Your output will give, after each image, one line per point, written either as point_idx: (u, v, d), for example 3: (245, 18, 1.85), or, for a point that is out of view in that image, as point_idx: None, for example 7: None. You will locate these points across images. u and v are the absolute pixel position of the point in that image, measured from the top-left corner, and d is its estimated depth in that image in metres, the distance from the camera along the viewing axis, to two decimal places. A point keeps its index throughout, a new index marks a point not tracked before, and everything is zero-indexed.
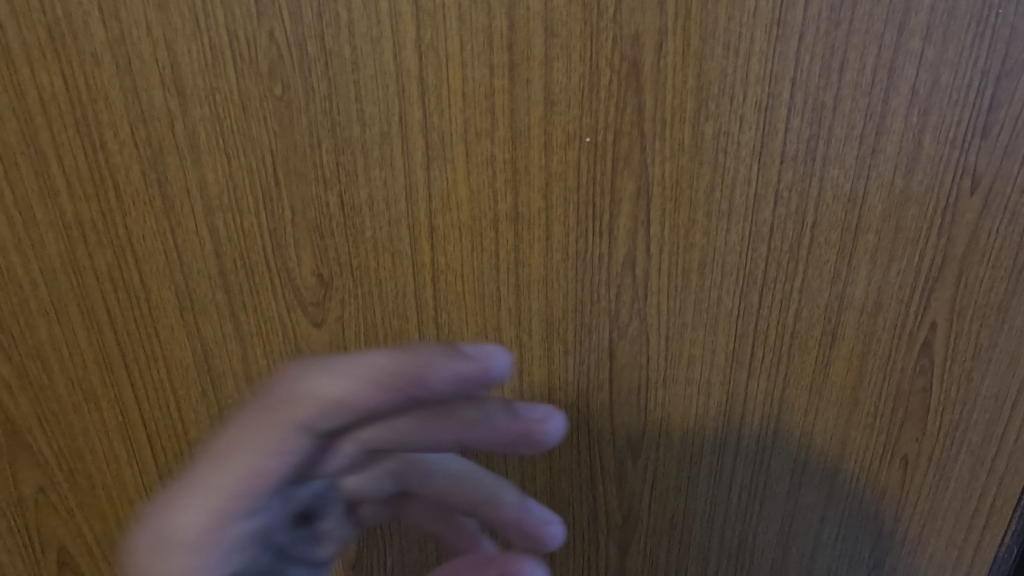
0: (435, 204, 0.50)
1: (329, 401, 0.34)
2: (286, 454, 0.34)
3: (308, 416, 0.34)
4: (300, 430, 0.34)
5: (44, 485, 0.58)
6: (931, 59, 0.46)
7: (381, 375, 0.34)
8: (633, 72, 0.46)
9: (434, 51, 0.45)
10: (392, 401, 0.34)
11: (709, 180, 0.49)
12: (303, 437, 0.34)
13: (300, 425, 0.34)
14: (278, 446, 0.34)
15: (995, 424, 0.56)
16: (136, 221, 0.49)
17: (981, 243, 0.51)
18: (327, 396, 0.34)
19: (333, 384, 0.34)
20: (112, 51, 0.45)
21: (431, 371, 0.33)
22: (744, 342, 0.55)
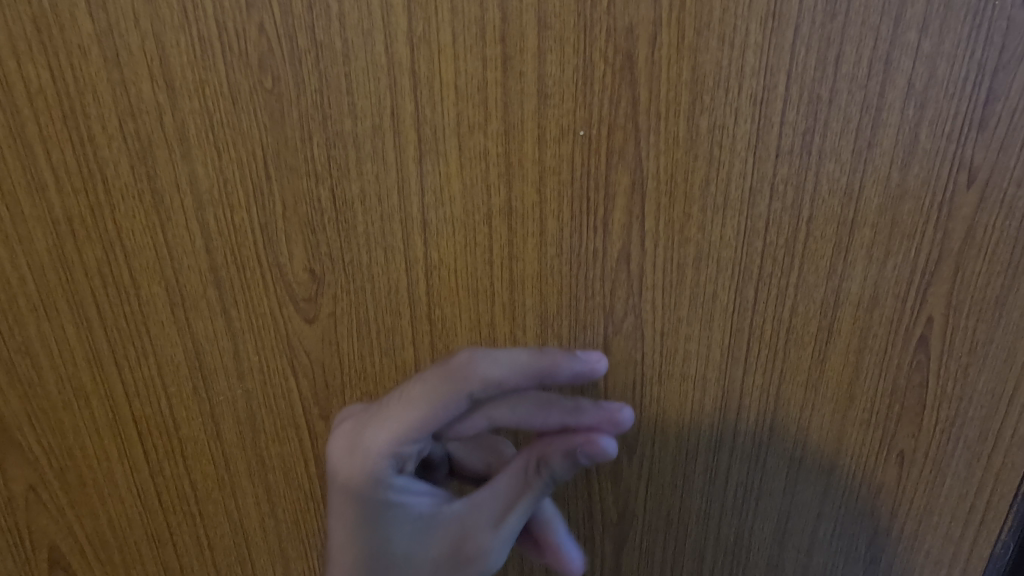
0: (427, 199, 0.49)
1: (491, 381, 0.43)
2: (435, 416, 0.43)
3: (475, 389, 0.43)
4: (467, 400, 0.43)
5: (34, 483, 0.57)
6: (927, 52, 0.45)
7: (527, 362, 0.44)
8: (627, 65, 0.46)
9: (425, 43, 0.45)
10: (529, 386, 0.44)
11: (704, 174, 0.49)
12: (466, 405, 0.43)
13: (467, 396, 0.43)
14: (438, 405, 0.42)
15: (991, 419, 0.56)
16: (125, 216, 0.49)
17: (977, 238, 0.50)
18: (486, 377, 0.43)
19: (490, 367, 0.43)
20: (99, 44, 0.44)
21: (556, 364, 0.44)
22: (739, 337, 0.54)
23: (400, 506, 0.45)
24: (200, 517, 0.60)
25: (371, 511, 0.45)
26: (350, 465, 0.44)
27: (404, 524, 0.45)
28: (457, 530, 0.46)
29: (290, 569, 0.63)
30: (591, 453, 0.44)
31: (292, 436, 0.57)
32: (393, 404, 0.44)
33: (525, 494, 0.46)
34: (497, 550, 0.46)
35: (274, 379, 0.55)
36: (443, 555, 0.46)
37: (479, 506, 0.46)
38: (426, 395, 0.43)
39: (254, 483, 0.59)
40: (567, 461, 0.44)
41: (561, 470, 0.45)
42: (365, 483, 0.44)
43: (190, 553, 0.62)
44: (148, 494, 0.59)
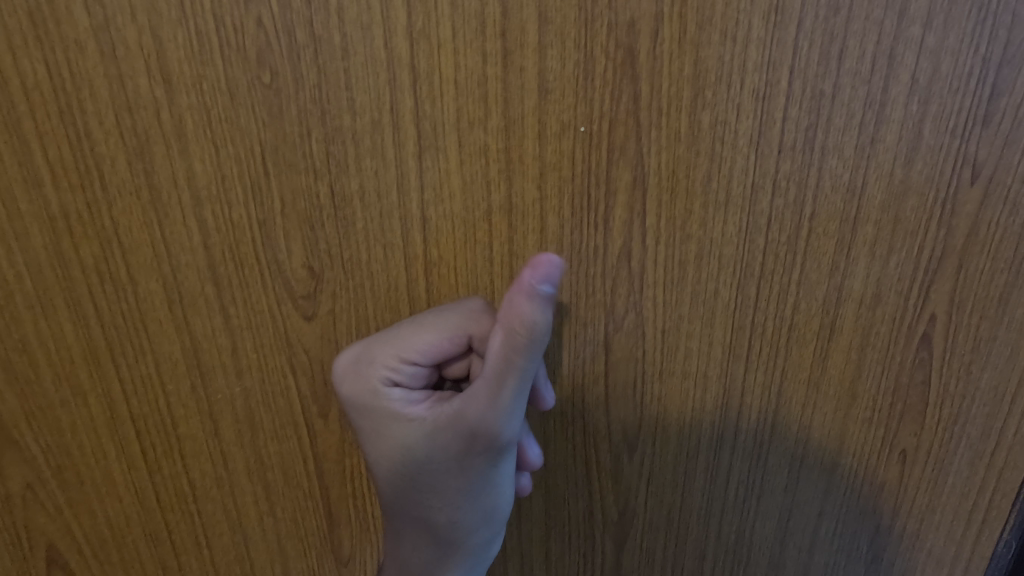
0: (427, 195, 0.49)
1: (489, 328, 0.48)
2: (435, 343, 0.48)
3: (475, 332, 0.48)
4: (467, 338, 0.48)
5: (32, 481, 0.57)
6: (931, 46, 0.45)
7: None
8: (629, 60, 0.45)
9: (425, 38, 0.45)
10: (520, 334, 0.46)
11: (706, 170, 0.49)
12: (465, 343, 0.49)
13: (468, 336, 0.48)
14: (438, 334, 0.48)
15: (994, 417, 0.56)
16: (122, 213, 0.49)
17: (981, 234, 0.50)
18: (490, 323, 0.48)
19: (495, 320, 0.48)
20: (96, 38, 0.44)
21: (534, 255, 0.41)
22: (741, 335, 0.54)
23: (407, 415, 0.48)
24: (198, 515, 0.60)
25: (383, 421, 0.48)
26: (355, 386, 0.49)
27: (413, 427, 0.47)
28: (460, 418, 0.44)
29: (289, 568, 0.63)
30: (551, 278, 0.38)
31: (291, 434, 0.57)
32: (398, 333, 0.49)
33: (511, 369, 0.41)
34: (503, 424, 0.43)
35: (273, 377, 0.54)
36: (457, 445, 0.45)
37: (475, 395, 0.43)
38: (431, 327, 0.48)
39: (252, 481, 0.59)
40: (535, 303, 0.39)
41: (536, 322, 0.39)
42: (371, 398, 0.49)
43: (188, 552, 0.61)
44: (146, 493, 0.58)
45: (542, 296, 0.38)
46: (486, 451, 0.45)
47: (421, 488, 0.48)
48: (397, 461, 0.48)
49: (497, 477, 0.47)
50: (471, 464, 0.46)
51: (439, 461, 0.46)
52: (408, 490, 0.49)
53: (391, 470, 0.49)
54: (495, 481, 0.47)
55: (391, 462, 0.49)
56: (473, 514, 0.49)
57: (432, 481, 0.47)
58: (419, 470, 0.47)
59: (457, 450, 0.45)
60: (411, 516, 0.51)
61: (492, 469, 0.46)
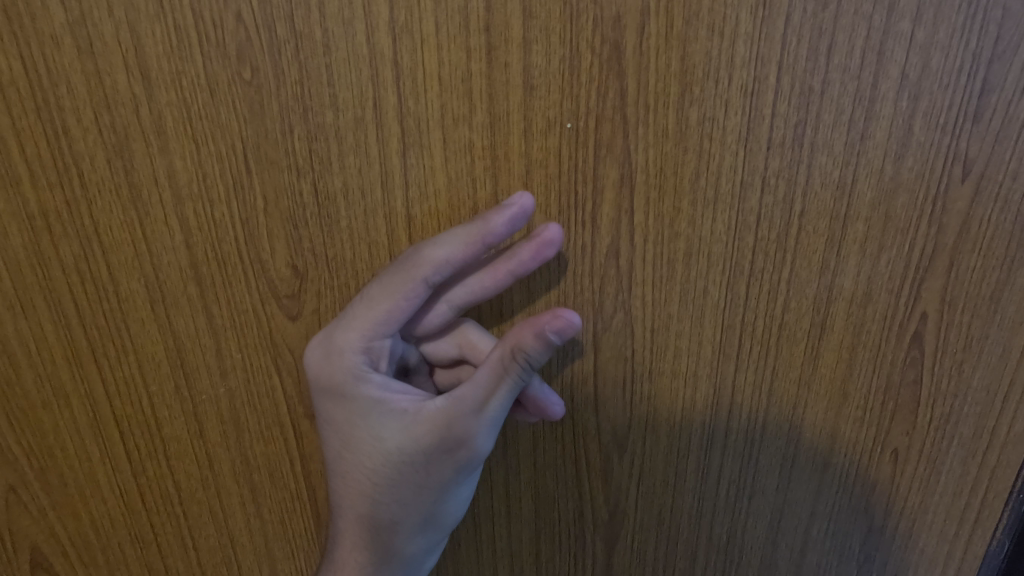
0: (412, 192, 0.48)
1: (440, 262, 0.46)
2: (399, 308, 0.47)
3: (428, 273, 0.46)
4: (423, 285, 0.46)
5: (14, 484, 0.56)
6: (921, 41, 0.44)
7: (466, 238, 0.45)
8: (615, 55, 0.45)
9: (408, 33, 0.44)
10: (477, 254, 0.45)
11: (694, 167, 0.48)
12: (424, 290, 0.47)
13: (423, 282, 0.46)
14: (397, 298, 0.47)
15: (986, 416, 0.55)
16: (102, 211, 0.48)
17: (972, 232, 0.49)
18: (437, 260, 0.46)
19: (434, 250, 0.46)
20: (72, 33, 0.43)
21: (488, 221, 0.45)
22: (731, 334, 0.53)
23: (381, 405, 0.48)
24: (184, 517, 0.59)
25: (356, 409, 0.48)
26: (328, 369, 0.48)
27: (388, 418, 0.47)
28: (442, 418, 0.46)
29: (276, 570, 0.62)
30: (559, 329, 0.43)
31: (277, 435, 0.56)
32: (358, 308, 0.48)
33: (505, 381, 0.45)
34: (484, 434, 0.46)
35: (258, 377, 0.54)
36: (431, 446, 0.47)
37: (463, 401, 0.46)
38: (385, 290, 0.47)
39: (239, 483, 0.58)
40: (540, 344, 0.43)
41: (537, 357, 0.44)
42: (346, 382, 0.48)
43: (174, 555, 0.61)
44: (131, 495, 0.58)
45: (548, 343, 0.43)
46: (461, 458, 0.47)
47: (381, 483, 0.48)
48: (362, 450, 0.48)
49: (457, 486, 0.49)
50: (439, 468, 0.47)
51: (407, 457, 0.47)
52: (364, 484, 0.49)
53: (353, 460, 0.49)
54: (454, 489, 0.49)
55: (356, 450, 0.48)
56: (421, 519, 0.50)
57: (392, 478, 0.48)
58: (382, 464, 0.48)
59: (430, 449, 0.47)
60: (360, 513, 0.50)
61: (458, 475, 0.48)
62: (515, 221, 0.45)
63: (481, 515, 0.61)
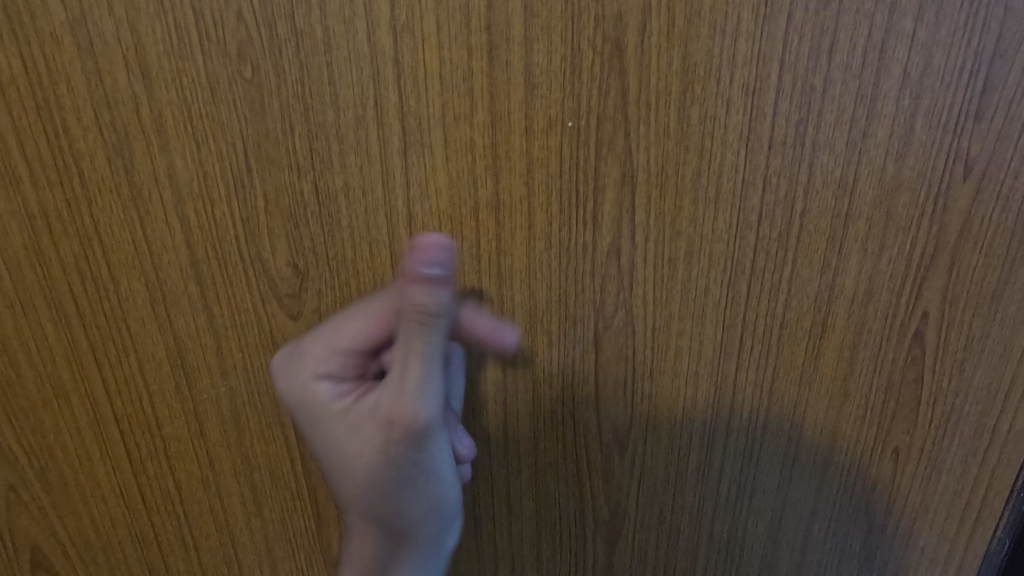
0: (412, 191, 0.48)
1: None
2: (368, 329, 0.47)
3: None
4: (397, 319, 0.48)
5: (14, 484, 0.56)
6: (923, 40, 0.44)
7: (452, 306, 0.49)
8: (616, 54, 0.45)
9: (409, 32, 0.44)
10: (456, 318, 0.49)
11: (696, 166, 0.48)
12: (398, 324, 0.48)
13: (398, 317, 0.48)
14: (368, 318, 0.47)
15: (987, 415, 0.55)
16: (102, 210, 0.48)
17: (973, 231, 0.49)
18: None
19: None
20: (72, 32, 0.43)
21: (471, 314, 0.49)
22: (733, 333, 0.53)
23: (336, 411, 0.47)
24: (184, 517, 0.59)
25: (317, 414, 0.47)
26: (288, 383, 0.48)
27: (340, 422, 0.46)
28: (383, 404, 0.44)
29: (277, 569, 0.62)
30: (426, 258, 0.41)
31: (278, 434, 0.56)
32: (332, 326, 0.48)
33: (415, 345, 0.43)
34: (422, 403, 0.43)
35: (259, 377, 0.54)
36: (387, 433, 0.44)
37: (394, 380, 0.44)
38: (359, 311, 0.48)
39: (239, 482, 0.58)
40: (426, 285, 0.42)
41: (434, 303, 0.42)
42: (301, 397, 0.47)
43: (175, 554, 0.61)
44: (131, 495, 0.58)
45: (430, 277, 0.42)
46: (415, 435, 0.44)
47: (362, 480, 0.46)
48: (331, 458, 0.47)
49: (434, 464, 0.46)
50: (402, 453, 0.44)
51: (371, 452, 0.45)
52: (347, 488, 0.47)
53: (329, 467, 0.48)
54: (433, 467, 0.46)
55: (326, 458, 0.47)
56: (415, 507, 0.47)
57: (366, 475, 0.46)
58: (352, 465, 0.46)
59: (386, 438, 0.44)
60: (358, 514, 0.49)
61: (427, 455, 0.45)
62: (490, 337, 0.49)
63: (482, 515, 0.61)
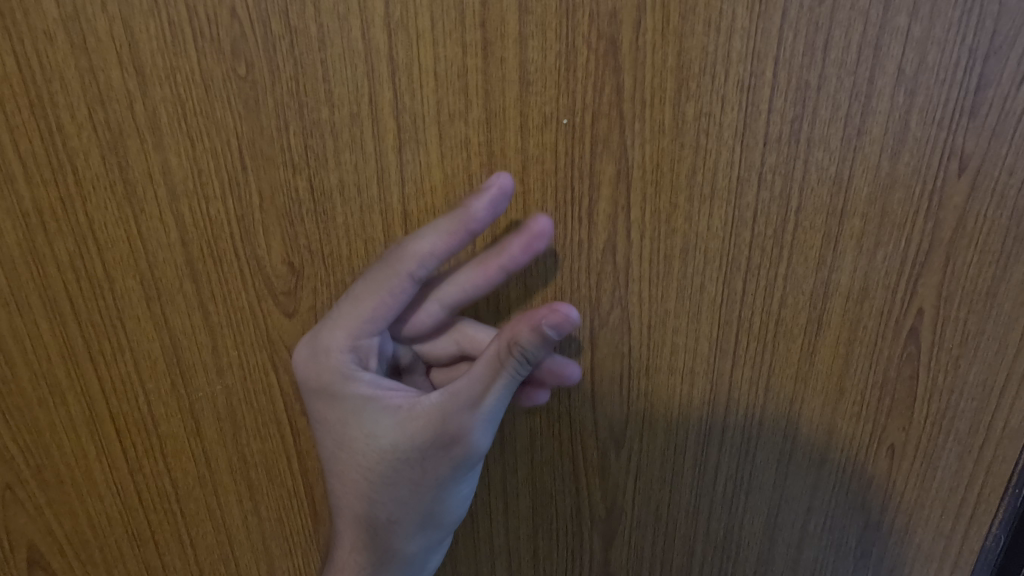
0: (408, 188, 0.48)
1: (424, 255, 0.45)
2: (384, 304, 0.47)
3: (413, 268, 0.46)
4: (409, 280, 0.46)
5: (10, 482, 0.56)
6: (917, 36, 0.44)
7: (448, 229, 0.45)
8: (611, 51, 0.45)
9: (404, 28, 0.44)
10: (463, 243, 0.45)
11: (691, 163, 0.48)
12: (410, 286, 0.47)
13: (408, 277, 0.46)
14: (382, 295, 0.47)
15: (982, 411, 0.55)
16: (97, 208, 0.48)
17: (968, 228, 0.49)
18: (422, 253, 0.45)
19: (419, 243, 0.45)
20: (65, 29, 0.43)
21: (468, 207, 0.45)
22: (728, 330, 0.54)
23: (374, 403, 0.47)
24: (181, 515, 0.59)
25: (348, 407, 0.48)
26: (319, 368, 0.48)
27: (381, 417, 0.47)
28: (438, 414, 0.46)
29: (274, 567, 0.62)
30: (557, 322, 0.42)
31: (274, 432, 0.56)
32: (344, 307, 0.48)
33: (502, 375, 0.44)
34: (482, 428, 0.46)
35: (255, 375, 0.54)
36: (428, 441, 0.46)
37: (460, 395, 0.46)
38: (369, 289, 0.47)
39: (236, 480, 0.58)
40: (536, 337, 0.42)
41: (534, 350, 0.43)
42: (339, 382, 0.48)
43: (172, 552, 0.61)
44: (128, 493, 0.58)
45: (544, 335, 0.42)
46: (458, 452, 0.46)
47: (377, 482, 0.48)
48: (351, 452, 0.48)
49: (456, 480, 0.48)
50: (435, 463, 0.47)
51: (404, 453, 0.47)
52: (361, 484, 0.49)
53: (350, 460, 0.49)
54: (453, 483, 0.48)
55: (351, 450, 0.48)
56: (420, 517, 0.49)
57: (390, 475, 0.48)
58: (379, 462, 0.47)
59: (427, 445, 0.46)
60: (356, 516, 0.51)
61: (450, 473, 0.47)
62: (496, 203, 0.45)
63: (479, 513, 0.61)
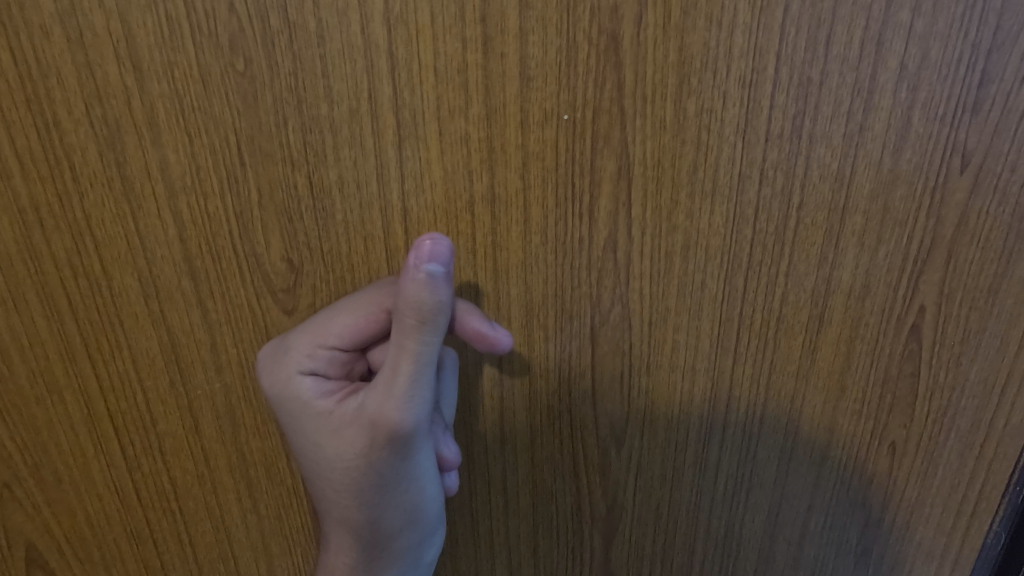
0: (407, 185, 0.48)
1: None
2: (356, 322, 0.47)
3: (394, 304, 0.47)
4: (388, 312, 0.47)
5: (8, 480, 0.56)
6: (920, 32, 0.44)
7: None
8: (612, 46, 0.44)
9: (403, 24, 0.43)
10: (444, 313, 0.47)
11: (692, 159, 0.48)
12: (386, 317, 0.48)
13: (387, 309, 0.47)
14: (359, 315, 0.47)
15: (984, 409, 0.55)
16: (95, 205, 0.47)
17: (970, 225, 0.49)
18: None
19: None
20: (62, 24, 0.42)
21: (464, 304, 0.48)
22: (729, 327, 0.53)
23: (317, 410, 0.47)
24: (180, 513, 0.59)
25: (296, 415, 0.47)
26: (270, 380, 0.48)
27: (326, 422, 0.46)
28: (369, 409, 0.44)
29: (273, 565, 0.62)
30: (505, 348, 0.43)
31: (273, 430, 0.56)
32: (319, 319, 0.48)
33: (408, 349, 0.43)
34: (412, 411, 0.44)
35: (253, 373, 0.53)
36: (365, 440, 0.45)
37: (381, 384, 0.44)
38: (349, 308, 0.48)
39: (235, 478, 0.58)
40: None
41: (433, 313, 0.42)
42: (286, 393, 0.47)
43: (171, 551, 0.61)
44: (126, 491, 0.57)
45: (428, 275, 0.42)
46: (400, 444, 0.44)
47: (337, 485, 0.47)
48: (309, 459, 0.48)
49: (416, 471, 0.47)
50: (384, 459, 0.45)
51: (353, 455, 0.45)
52: (328, 491, 0.48)
53: (310, 467, 0.48)
54: (413, 475, 0.47)
55: (309, 459, 0.48)
56: (392, 513, 0.48)
57: (347, 478, 0.46)
58: (334, 467, 0.46)
59: (368, 442, 0.45)
60: (335, 521, 0.50)
61: (399, 462, 0.46)
62: (482, 339, 0.48)
63: (479, 511, 0.61)
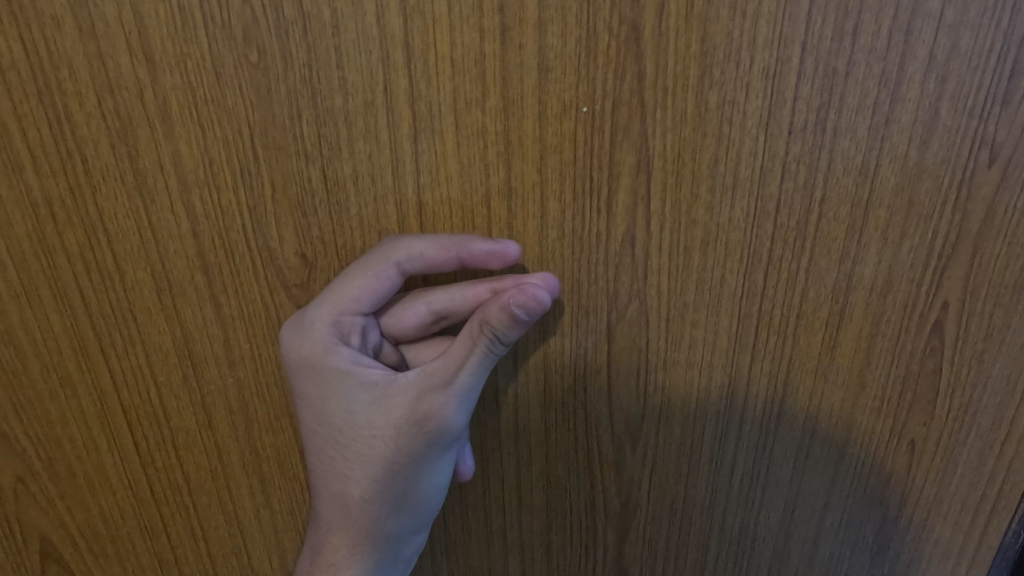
0: (423, 178, 0.47)
1: (414, 253, 0.46)
2: (371, 287, 0.47)
3: (400, 260, 0.46)
4: (395, 269, 0.47)
5: (22, 474, 0.56)
6: (950, 21, 0.43)
7: (444, 242, 0.46)
8: (633, 36, 0.43)
9: (420, 14, 0.42)
10: (452, 260, 0.46)
11: (714, 152, 0.47)
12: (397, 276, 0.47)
13: (395, 266, 0.47)
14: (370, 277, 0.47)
15: (1006, 407, 0.54)
16: (107, 198, 0.47)
17: (997, 219, 0.48)
18: (413, 251, 0.46)
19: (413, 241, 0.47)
20: (73, 14, 0.42)
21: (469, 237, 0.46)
22: (748, 323, 0.52)
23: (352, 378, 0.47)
24: (193, 508, 0.59)
25: (327, 383, 0.47)
26: (299, 343, 0.48)
27: (361, 393, 0.46)
28: (416, 393, 0.45)
29: (286, 561, 0.62)
30: (526, 304, 0.42)
31: (286, 426, 0.56)
32: (336, 286, 0.48)
33: (474, 354, 0.44)
34: (458, 406, 0.45)
35: (266, 367, 0.53)
36: (405, 421, 0.45)
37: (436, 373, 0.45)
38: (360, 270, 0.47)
39: (248, 474, 0.57)
40: (507, 318, 0.42)
41: (507, 332, 0.43)
42: (320, 360, 0.47)
43: (184, 545, 0.60)
44: (140, 486, 0.57)
45: (515, 316, 0.42)
46: (432, 431, 0.45)
47: (353, 459, 0.47)
48: (331, 431, 0.47)
49: (433, 459, 0.47)
50: (410, 441, 0.46)
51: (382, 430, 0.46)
52: (337, 462, 0.47)
53: (328, 438, 0.47)
54: (429, 463, 0.47)
55: (326, 425, 0.47)
56: (394, 497, 0.48)
57: (366, 452, 0.46)
58: (355, 438, 0.46)
59: (404, 422, 0.45)
60: (330, 501, 0.49)
61: (431, 449, 0.46)
62: (493, 255, 0.46)
63: (492, 506, 0.61)
